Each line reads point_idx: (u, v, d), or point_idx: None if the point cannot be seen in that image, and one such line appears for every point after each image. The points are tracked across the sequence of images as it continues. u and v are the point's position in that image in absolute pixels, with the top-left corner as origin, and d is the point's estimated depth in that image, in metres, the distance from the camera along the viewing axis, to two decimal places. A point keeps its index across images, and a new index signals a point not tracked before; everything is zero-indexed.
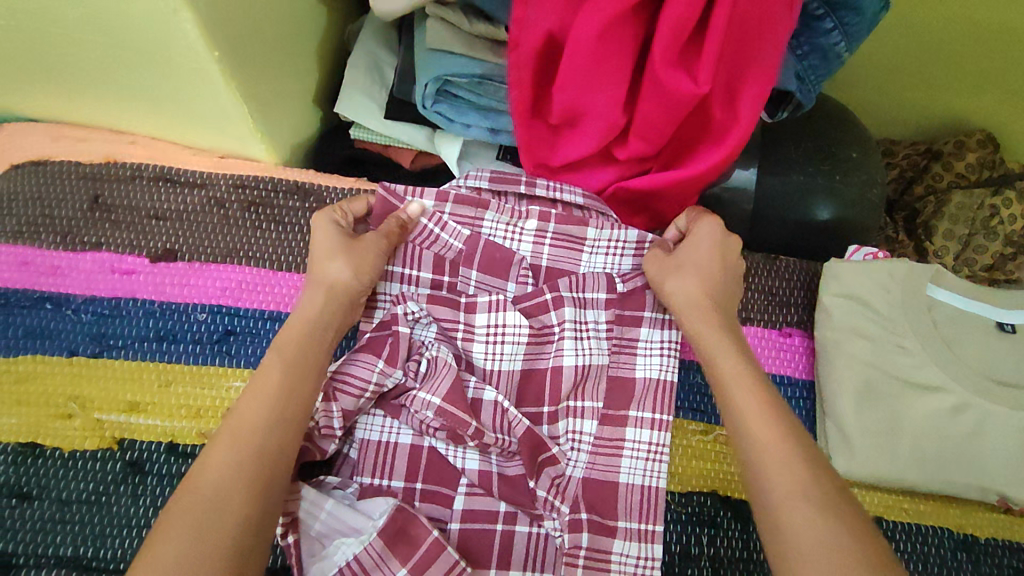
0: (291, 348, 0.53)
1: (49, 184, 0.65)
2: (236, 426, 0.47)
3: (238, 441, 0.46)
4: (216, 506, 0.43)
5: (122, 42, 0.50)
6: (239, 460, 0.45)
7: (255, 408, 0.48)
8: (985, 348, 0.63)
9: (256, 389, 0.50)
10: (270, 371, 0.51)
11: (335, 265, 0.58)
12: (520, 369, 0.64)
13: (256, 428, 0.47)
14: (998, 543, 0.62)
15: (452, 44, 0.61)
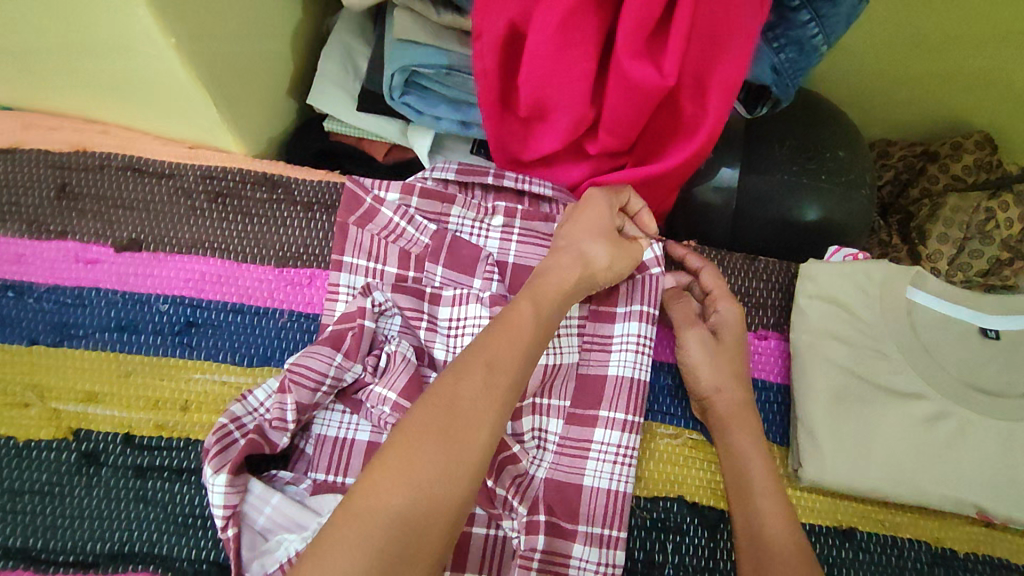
0: (505, 330, 0.49)
1: (14, 172, 0.65)
2: (445, 388, 0.44)
3: (453, 414, 0.43)
4: (425, 474, 0.40)
5: (79, 28, 0.50)
6: (451, 437, 0.42)
7: (467, 375, 0.45)
8: (967, 354, 0.60)
9: (512, 335, 0.48)
10: (523, 317, 0.51)
11: (590, 244, 0.58)
12: None
13: (473, 408, 0.43)
14: (977, 557, 0.60)
15: (419, 35, 0.59)
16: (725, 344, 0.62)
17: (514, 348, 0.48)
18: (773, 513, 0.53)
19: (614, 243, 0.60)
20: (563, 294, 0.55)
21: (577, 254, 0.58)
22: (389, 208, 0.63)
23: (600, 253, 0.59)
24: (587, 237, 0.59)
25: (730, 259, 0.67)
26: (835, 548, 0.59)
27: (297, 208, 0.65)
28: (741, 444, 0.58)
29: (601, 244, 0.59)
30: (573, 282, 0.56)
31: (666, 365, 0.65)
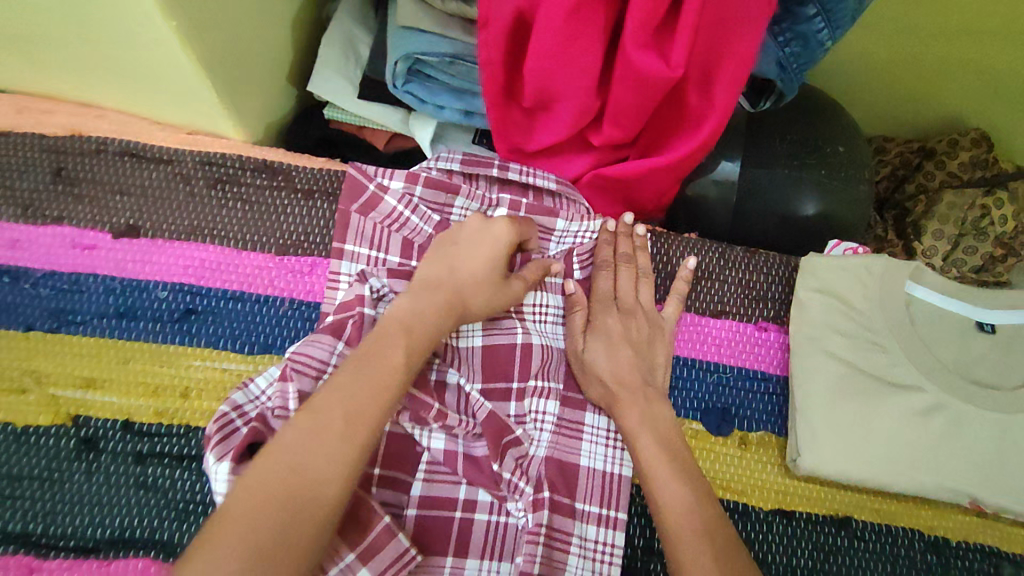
0: (368, 380, 0.47)
1: (6, 155, 0.63)
2: (296, 451, 0.42)
3: (299, 488, 0.41)
4: (258, 536, 0.39)
5: (77, 11, 0.49)
6: (296, 501, 0.41)
7: (319, 437, 0.43)
8: (963, 347, 0.61)
9: (377, 373, 0.48)
10: (393, 356, 0.49)
11: (467, 289, 0.57)
12: (479, 345, 0.63)
13: (319, 477, 0.42)
14: (969, 545, 0.62)
15: (424, 22, 0.58)
16: (631, 335, 0.62)
17: (375, 408, 0.46)
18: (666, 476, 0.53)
19: (495, 289, 0.58)
20: (427, 339, 0.53)
21: (450, 300, 0.56)
22: (392, 196, 0.63)
23: (477, 301, 0.57)
24: (465, 283, 0.57)
25: (731, 252, 0.67)
26: (831, 536, 0.61)
27: (298, 194, 0.65)
28: (637, 433, 0.57)
29: (481, 291, 0.57)
30: (439, 316, 0.54)
31: None
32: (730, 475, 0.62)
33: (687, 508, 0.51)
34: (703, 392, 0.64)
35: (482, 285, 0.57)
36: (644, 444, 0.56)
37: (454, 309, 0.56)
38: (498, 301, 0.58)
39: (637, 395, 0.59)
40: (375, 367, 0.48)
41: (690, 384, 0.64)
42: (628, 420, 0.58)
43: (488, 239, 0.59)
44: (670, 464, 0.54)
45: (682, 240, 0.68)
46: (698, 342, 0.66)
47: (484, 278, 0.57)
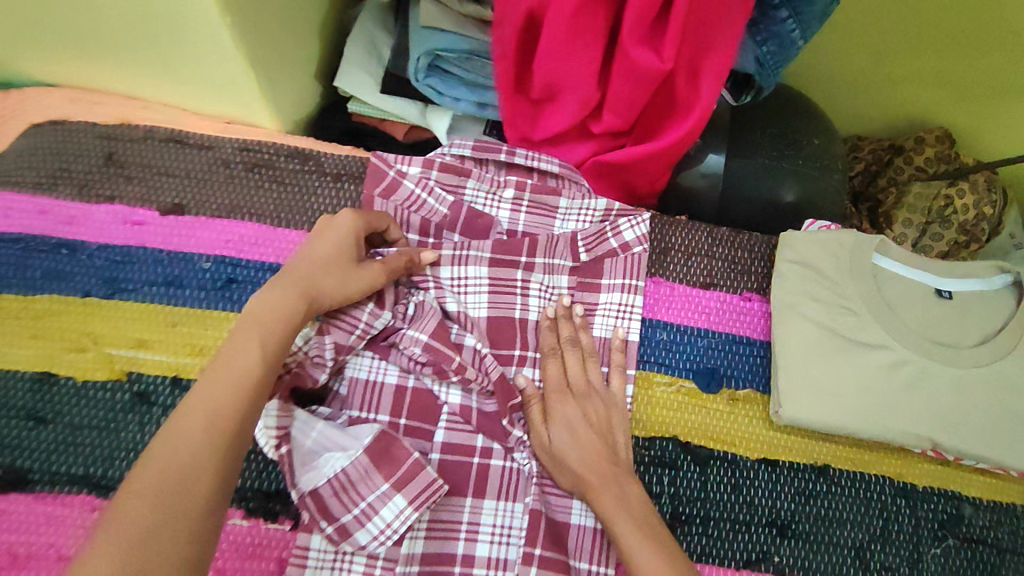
0: (222, 380, 0.45)
1: (65, 141, 0.69)
2: (151, 481, 0.39)
3: (163, 500, 0.38)
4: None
5: (145, 7, 0.56)
6: (157, 531, 0.37)
7: (172, 461, 0.40)
8: (924, 311, 0.69)
9: (235, 380, 0.46)
10: (249, 355, 0.47)
11: (319, 277, 0.55)
12: (486, 315, 0.68)
13: (182, 478, 0.40)
14: (934, 490, 0.69)
15: (443, 22, 0.65)
16: (590, 416, 0.62)
17: (233, 408, 0.44)
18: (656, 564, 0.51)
19: (346, 273, 0.57)
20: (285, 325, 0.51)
21: (302, 287, 0.54)
22: (410, 180, 0.68)
23: (331, 284, 0.56)
24: (316, 270, 0.56)
25: (717, 232, 0.76)
26: (811, 482, 0.68)
27: (327, 177, 0.71)
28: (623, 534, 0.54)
29: (333, 276, 0.56)
30: (293, 307, 0.52)
31: (659, 322, 0.71)
32: (720, 427, 0.68)
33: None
34: (695, 355, 0.71)
35: (332, 271, 0.57)
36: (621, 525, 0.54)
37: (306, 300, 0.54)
38: (351, 286, 0.58)
39: (604, 471, 0.58)
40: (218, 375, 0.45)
41: (684, 348, 0.71)
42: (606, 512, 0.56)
43: (338, 235, 0.59)
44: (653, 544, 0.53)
45: (672, 222, 0.76)
46: (689, 310, 0.72)
47: (334, 264, 0.57)
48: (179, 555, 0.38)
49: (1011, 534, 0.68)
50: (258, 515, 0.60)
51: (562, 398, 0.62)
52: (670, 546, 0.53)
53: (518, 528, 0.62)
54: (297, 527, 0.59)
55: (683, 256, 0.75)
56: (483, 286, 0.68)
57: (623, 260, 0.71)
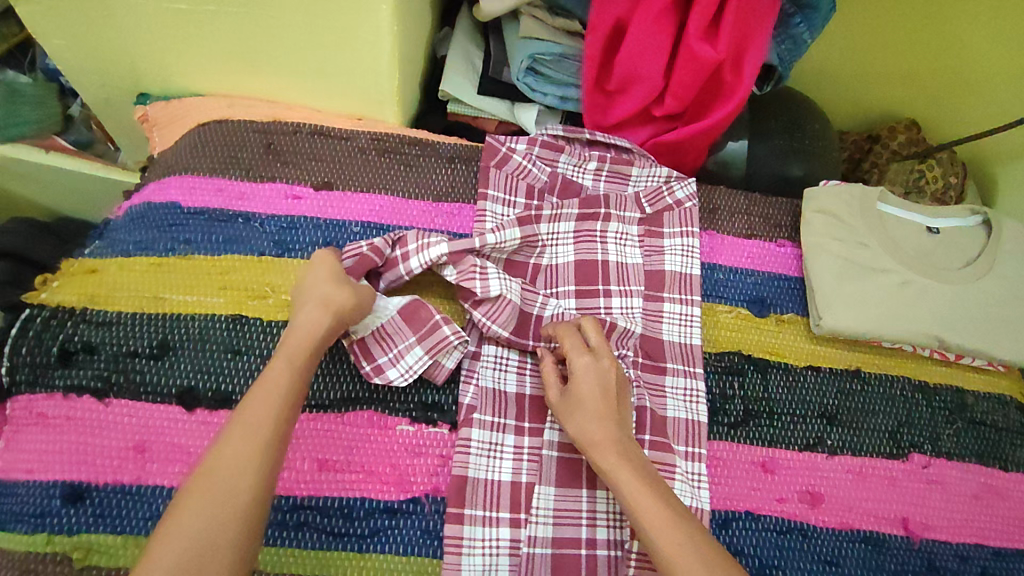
0: (256, 398, 0.56)
1: (231, 134, 0.84)
2: (207, 477, 0.51)
3: (219, 489, 0.50)
4: (190, 559, 0.46)
5: (326, 15, 0.72)
6: (217, 511, 0.49)
7: (218, 461, 0.52)
8: (921, 243, 0.89)
9: (264, 397, 0.57)
10: (279, 374, 0.59)
11: (326, 292, 0.66)
12: (574, 258, 0.83)
13: (234, 471, 0.51)
14: (943, 385, 0.86)
15: (540, 32, 0.84)
16: (606, 380, 0.68)
17: (265, 420, 0.55)
18: (649, 506, 0.58)
19: (348, 285, 0.68)
20: (308, 344, 0.62)
21: (323, 307, 0.65)
22: (519, 155, 0.86)
23: (342, 296, 0.66)
24: (329, 289, 0.66)
25: (753, 195, 0.94)
26: (849, 382, 0.85)
27: (443, 159, 0.87)
28: (625, 484, 0.60)
29: (341, 290, 0.67)
30: (316, 331, 0.63)
31: (716, 264, 0.88)
32: (772, 343, 0.85)
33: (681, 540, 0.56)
34: (746, 289, 0.88)
35: (339, 286, 0.67)
36: (628, 490, 0.60)
37: (326, 316, 0.64)
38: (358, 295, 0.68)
39: (608, 425, 0.65)
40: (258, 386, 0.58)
41: (737, 284, 0.88)
42: (612, 462, 0.62)
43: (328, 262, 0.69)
44: (649, 491, 0.60)
45: (717, 188, 0.94)
46: (738, 254, 0.90)
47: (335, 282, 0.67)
48: (240, 522, 0.50)
49: (1004, 416, 0.87)
50: (421, 421, 0.73)
51: (589, 360, 0.68)
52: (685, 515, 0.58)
53: None
54: (455, 428, 0.73)
55: (729, 214, 0.92)
56: (569, 240, 0.84)
57: (681, 211, 0.87)
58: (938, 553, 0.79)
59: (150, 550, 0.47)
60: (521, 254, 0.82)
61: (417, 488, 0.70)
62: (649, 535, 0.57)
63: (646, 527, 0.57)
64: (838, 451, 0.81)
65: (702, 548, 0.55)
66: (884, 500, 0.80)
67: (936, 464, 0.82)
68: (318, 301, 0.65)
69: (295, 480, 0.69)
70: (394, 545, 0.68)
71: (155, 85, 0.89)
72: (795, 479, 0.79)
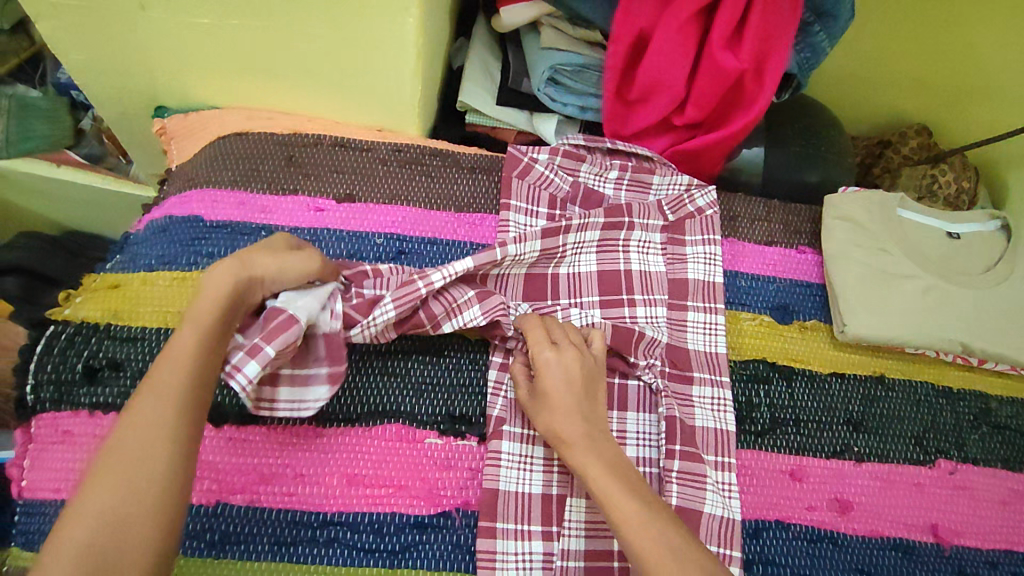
0: (167, 364, 0.55)
1: (251, 147, 0.84)
2: (120, 447, 0.50)
3: (134, 456, 0.50)
4: (113, 529, 0.46)
5: (350, 27, 0.73)
6: (133, 479, 0.49)
7: (130, 429, 0.51)
8: (940, 248, 0.89)
9: (175, 360, 0.55)
10: (188, 336, 0.57)
11: (244, 256, 0.63)
12: (596, 268, 0.83)
13: (145, 441, 0.51)
14: (967, 391, 0.86)
15: (562, 44, 0.86)
16: (571, 372, 0.67)
17: (177, 383, 0.54)
18: (617, 494, 0.59)
19: (272, 250, 0.66)
20: (223, 302, 0.59)
21: (236, 267, 0.62)
22: (541, 165, 0.86)
23: (260, 259, 0.64)
24: (247, 252, 0.64)
25: (772, 202, 0.94)
26: (874, 389, 0.84)
27: (464, 170, 0.87)
28: (592, 473, 0.61)
29: (262, 255, 0.64)
30: (229, 289, 0.60)
31: (738, 272, 0.88)
32: (797, 350, 0.85)
33: (653, 531, 0.56)
34: (768, 296, 0.88)
35: (258, 250, 0.65)
36: (597, 475, 0.60)
37: (240, 275, 0.62)
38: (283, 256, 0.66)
39: (576, 421, 0.64)
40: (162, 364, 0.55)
41: (759, 292, 0.88)
42: (581, 459, 0.62)
43: None
44: (618, 482, 0.60)
45: (736, 195, 0.94)
46: (759, 261, 0.90)
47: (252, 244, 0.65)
48: (161, 485, 0.49)
49: None
50: (448, 434, 0.72)
51: (558, 354, 0.67)
52: (641, 487, 0.60)
53: (655, 432, 0.77)
54: (483, 440, 0.72)
55: (749, 222, 0.92)
56: (592, 250, 0.83)
57: (703, 219, 0.87)
58: (969, 560, 0.79)
59: (65, 525, 0.46)
60: (539, 264, 0.82)
61: (447, 502, 0.70)
62: (620, 524, 0.57)
63: (615, 517, 0.58)
64: (865, 459, 0.80)
65: (673, 538, 0.56)
66: (913, 507, 0.79)
67: (963, 470, 0.82)
68: (234, 262, 0.62)
69: (325, 496, 0.68)
70: (425, 560, 0.68)
71: (172, 98, 0.88)
72: (824, 486, 0.78)
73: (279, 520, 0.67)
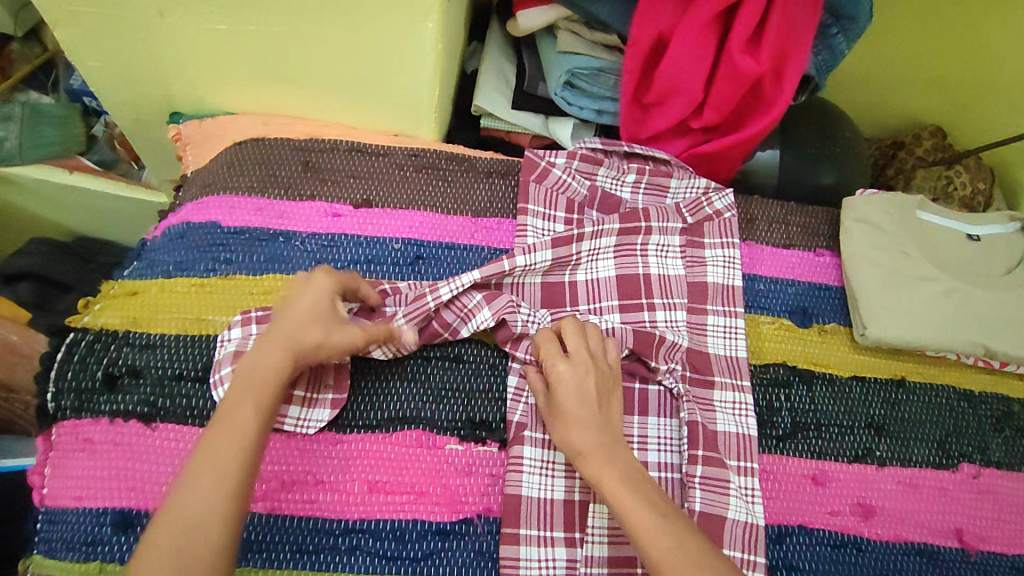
0: (219, 446, 0.55)
1: (268, 152, 0.84)
2: (168, 531, 0.50)
3: (183, 542, 0.50)
4: None
5: (369, 32, 0.72)
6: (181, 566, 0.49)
7: (179, 512, 0.51)
8: (961, 250, 0.89)
9: (227, 442, 0.55)
10: (245, 414, 0.57)
11: (301, 333, 0.62)
12: (615, 273, 0.83)
13: (195, 526, 0.50)
14: (989, 394, 0.85)
15: (579, 47, 0.86)
16: (585, 387, 0.65)
17: (229, 469, 0.54)
18: (645, 524, 0.57)
19: (328, 325, 0.64)
20: (275, 383, 0.59)
21: (292, 346, 0.61)
22: (559, 169, 0.86)
23: (316, 337, 0.62)
24: (305, 329, 0.62)
25: (789, 204, 0.94)
26: (896, 392, 0.84)
27: (481, 174, 0.86)
28: (612, 490, 0.60)
29: (318, 331, 0.63)
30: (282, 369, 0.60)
31: (756, 275, 0.88)
32: (817, 354, 0.84)
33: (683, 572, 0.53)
34: (787, 299, 0.87)
35: (316, 325, 0.63)
36: (621, 503, 0.59)
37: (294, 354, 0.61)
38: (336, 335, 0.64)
39: (589, 432, 0.63)
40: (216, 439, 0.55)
41: (778, 295, 0.87)
42: (596, 470, 0.62)
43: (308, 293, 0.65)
44: (640, 499, 0.59)
45: (753, 198, 0.93)
46: (777, 264, 0.89)
47: (313, 318, 0.63)
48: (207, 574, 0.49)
49: None
50: (469, 440, 0.72)
51: (569, 367, 0.66)
52: (689, 538, 0.56)
53: (678, 437, 0.77)
54: (505, 446, 0.72)
55: (767, 225, 0.92)
56: (610, 255, 0.83)
57: (721, 221, 0.87)
58: (994, 565, 0.78)
59: None
60: (553, 273, 0.82)
61: (469, 508, 0.69)
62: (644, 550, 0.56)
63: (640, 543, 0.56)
64: (888, 463, 0.80)
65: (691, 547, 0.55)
66: (937, 512, 0.79)
67: (987, 474, 0.81)
68: (289, 340, 0.61)
69: (347, 502, 0.68)
70: (448, 567, 0.67)
71: (187, 104, 0.88)
72: (847, 491, 0.78)
73: (301, 527, 0.67)
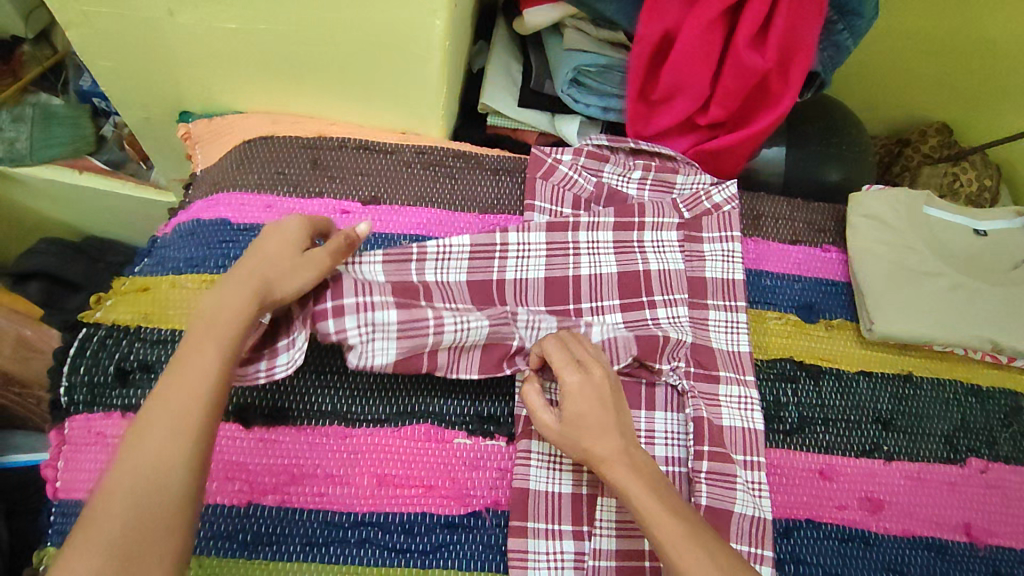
0: (183, 377, 0.55)
1: (278, 150, 0.84)
2: (131, 457, 0.50)
3: (149, 468, 0.50)
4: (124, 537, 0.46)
5: (377, 31, 0.73)
6: (144, 492, 0.49)
7: (142, 441, 0.51)
8: (967, 245, 0.89)
9: (191, 371, 0.55)
10: (207, 349, 0.57)
11: (267, 273, 0.63)
12: (616, 272, 0.81)
13: (159, 453, 0.50)
14: (997, 389, 0.85)
15: (585, 46, 0.87)
16: (601, 393, 0.65)
17: (192, 397, 0.54)
18: (670, 525, 0.57)
19: (294, 266, 0.65)
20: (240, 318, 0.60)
21: (258, 285, 0.62)
22: (565, 166, 0.86)
23: (281, 277, 0.64)
24: (270, 268, 0.64)
25: (795, 200, 0.94)
26: (903, 387, 0.83)
27: (488, 171, 0.87)
28: (635, 497, 0.60)
29: (284, 274, 0.64)
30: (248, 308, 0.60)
31: (761, 270, 0.88)
32: (823, 349, 0.84)
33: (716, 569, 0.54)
34: (794, 295, 0.87)
35: (284, 266, 0.64)
36: (646, 506, 0.59)
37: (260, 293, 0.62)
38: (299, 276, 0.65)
39: (609, 438, 0.63)
40: (179, 374, 0.55)
41: (785, 290, 0.88)
42: (618, 477, 0.61)
43: (276, 236, 0.66)
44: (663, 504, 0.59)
45: (758, 194, 0.94)
46: (783, 260, 0.89)
47: (280, 260, 0.65)
48: (171, 499, 0.49)
49: None
50: (477, 433, 0.72)
51: (582, 375, 0.65)
52: (713, 538, 0.57)
53: (683, 431, 0.77)
54: (512, 440, 0.72)
55: (773, 221, 0.92)
56: (610, 248, 0.82)
57: (726, 214, 0.87)
58: (1004, 559, 0.78)
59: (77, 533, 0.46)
60: (555, 264, 0.80)
61: (477, 502, 0.70)
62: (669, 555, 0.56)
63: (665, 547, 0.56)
64: (895, 457, 0.80)
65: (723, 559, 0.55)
66: (945, 506, 0.78)
67: (996, 469, 0.81)
68: (255, 279, 0.62)
69: (356, 496, 0.68)
70: (456, 560, 0.68)
71: (197, 103, 0.89)
72: (854, 486, 0.78)
73: (311, 520, 0.67)
